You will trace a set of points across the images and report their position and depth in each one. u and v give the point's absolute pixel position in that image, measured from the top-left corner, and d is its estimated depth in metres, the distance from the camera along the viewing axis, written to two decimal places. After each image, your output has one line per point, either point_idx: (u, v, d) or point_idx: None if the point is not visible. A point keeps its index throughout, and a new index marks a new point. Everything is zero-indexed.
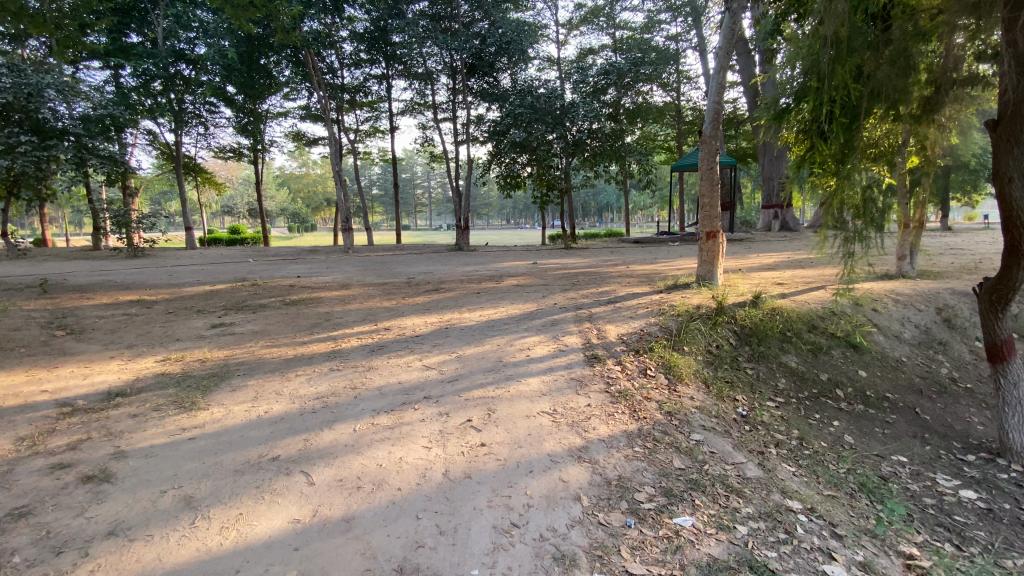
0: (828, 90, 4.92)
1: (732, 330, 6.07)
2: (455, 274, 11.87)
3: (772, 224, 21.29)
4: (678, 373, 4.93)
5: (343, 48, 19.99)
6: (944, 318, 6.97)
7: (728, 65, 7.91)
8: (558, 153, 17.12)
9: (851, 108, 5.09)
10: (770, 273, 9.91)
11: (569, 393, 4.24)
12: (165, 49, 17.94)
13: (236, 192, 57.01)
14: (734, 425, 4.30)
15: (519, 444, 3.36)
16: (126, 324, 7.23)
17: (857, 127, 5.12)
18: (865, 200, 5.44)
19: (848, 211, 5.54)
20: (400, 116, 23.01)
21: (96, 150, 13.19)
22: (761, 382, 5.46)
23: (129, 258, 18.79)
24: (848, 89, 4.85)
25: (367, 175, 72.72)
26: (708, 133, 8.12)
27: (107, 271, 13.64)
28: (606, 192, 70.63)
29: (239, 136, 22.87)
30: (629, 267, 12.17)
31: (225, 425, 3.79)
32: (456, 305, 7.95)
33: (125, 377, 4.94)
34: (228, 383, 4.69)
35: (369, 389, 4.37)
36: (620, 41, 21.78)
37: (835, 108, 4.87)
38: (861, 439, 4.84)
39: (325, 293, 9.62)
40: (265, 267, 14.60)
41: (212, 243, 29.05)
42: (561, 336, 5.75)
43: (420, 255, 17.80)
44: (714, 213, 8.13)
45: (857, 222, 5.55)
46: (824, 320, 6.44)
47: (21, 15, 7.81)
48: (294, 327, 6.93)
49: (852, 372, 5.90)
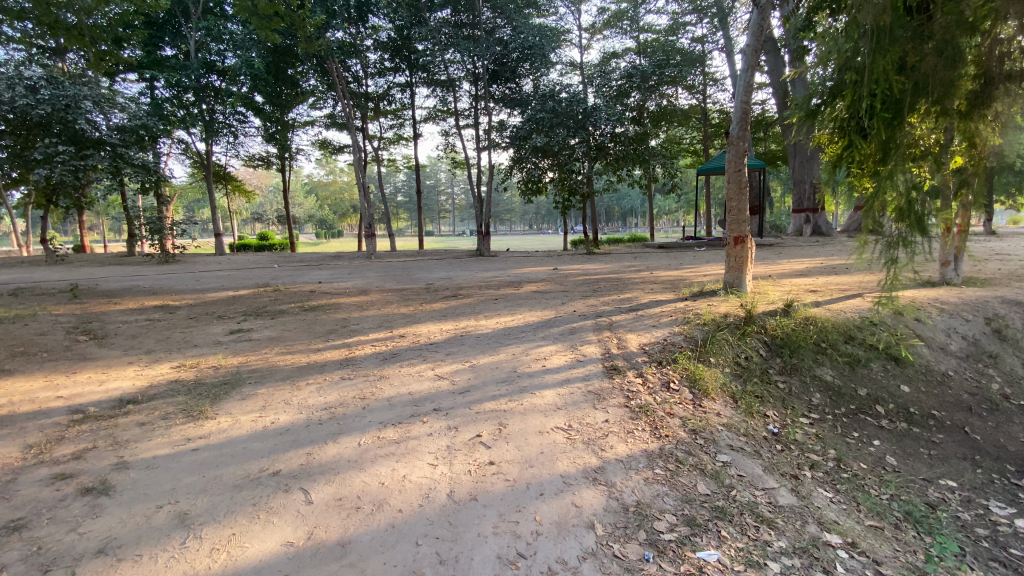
0: (866, 83, 4.62)
1: (762, 341, 5.77)
2: (475, 280, 11.73)
3: (803, 229, 20.52)
4: (704, 387, 4.66)
5: (367, 57, 20.27)
6: (994, 329, 6.45)
7: (757, 63, 7.57)
8: (581, 158, 16.90)
9: (894, 103, 4.77)
10: (803, 280, 9.45)
11: (586, 407, 4.01)
12: (197, 61, 18.44)
13: (265, 200, 58.45)
14: (764, 445, 4.00)
15: (529, 464, 3.16)
16: (148, 329, 7.31)
17: (900, 122, 4.75)
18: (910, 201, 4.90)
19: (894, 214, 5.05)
20: (423, 123, 23.17)
21: (131, 160, 13.70)
22: (794, 397, 5.13)
23: (161, 263, 19.33)
24: (889, 81, 4.52)
25: (392, 182, 73.82)
26: (736, 134, 7.77)
27: (137, 277, 14.01)
28: (631, 197, 70.07)
29: (267, 144, 23.40)
30: (652, 273, 11.85)
31: (229, 435, 3.70)
32: (474, 311, 7.79)
33: (138, 384, 4.94)
34: (238, 391, 4.62)
35: (378, 399, 4.23)
36: (645, 44, 21.48)
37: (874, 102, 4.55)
38: (905, 462, 4.46)
39: (344, 299, 9.60)
40: (288, 273, 14.78)
41: (241, 249, 29.72)
42: (579, 346, 5.53)
43: (441, 261, 17.81)
44: (742, 217, 7.78)
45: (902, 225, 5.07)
46: (861, 330, 6.06)
47: (57, 27, 7.89)
48: (310, 333, 6.89)
49: (894, 387, 5.49)
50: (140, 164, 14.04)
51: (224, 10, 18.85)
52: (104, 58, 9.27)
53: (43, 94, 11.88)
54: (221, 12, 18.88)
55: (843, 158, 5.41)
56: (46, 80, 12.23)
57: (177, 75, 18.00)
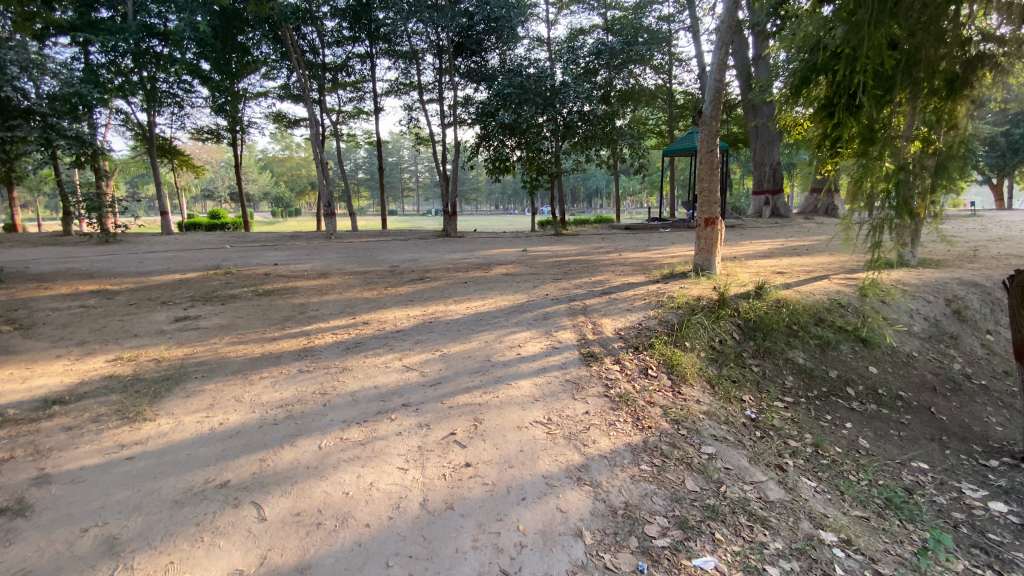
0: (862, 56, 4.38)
1: (735, 324, 5.70)
2: (442, 262, 11.36)
3: (761, 212, 20.79)
4: (682, 373, 4.52)
5: (324, 26, 19.15)
6: (954, 310, 6.63)
7: (729, 41, 7.42)
8: (548, 137, 16.58)
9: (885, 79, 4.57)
10: (769, 261, 9.53)
11: (564, 398, 3.80)
12: (134, 24, 16.86)
13: (216, 176, 55.39)
14: (745, 432, 3.92)
15: (509, 464, 2.92)
16: (82, 317, 6.64)
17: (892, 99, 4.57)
18: (897, 180, 4.60)
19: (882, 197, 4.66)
20: (385, 97, 22.24)
21: (63, 131, 12.59)
22: (768, 380, 5.10)
23: (101, 244, 17.96)
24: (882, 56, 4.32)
25: (353, 159, 71.45)
26: (708, 113, 7.61)
27: (73, 258, 12.93)
28: (596, 177, 70.65)
29: (216, 116, 21.98)
30: (621, 254, 11.76)
31: (171, 440, 3.31)
32: (442, 295, 7.46)
33: (67, 380, 4.42)
34: (182, 387, 4.19)
35: (341, 394, 3.90)
36: (612, 21, 21.12)
37: (868, 78, 4.37)
38: (877, 444, 4.54)
39: (302, 283, 9.07)
40: (242, 255, 13.95)
41: (189, 228, 28.06)
42: (554, 332, 5.32)
43: (406, 241, 17.30)
44: (713, 199, 7.67)
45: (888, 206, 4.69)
46: (831, 313, 6.10)
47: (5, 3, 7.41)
48: (265, 320, 6.42)
49: (862, 368, 5.56)
50: (72, 136, 13.25)
51: None
52: (32, 20, 8.39)
53: None
54: None
55: (830, 139, 5.23)
56: None
57: (114, 40, 16.40)
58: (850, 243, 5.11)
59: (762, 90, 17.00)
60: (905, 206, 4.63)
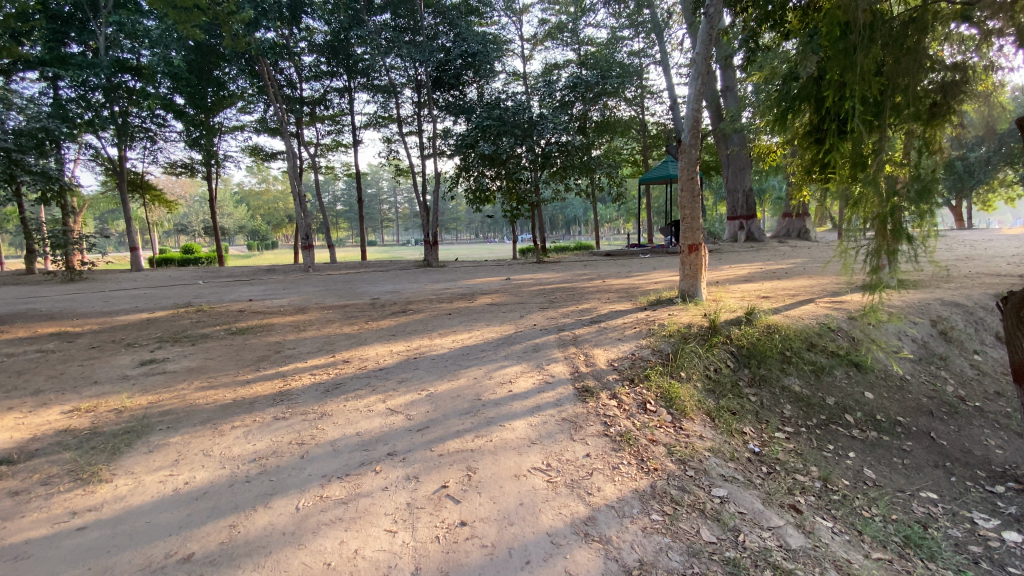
0: (851, 82, 4.31)
1: (729, 351, 5.55)
2: (424, 293, 11.12)
3: (737, 236, 21.17)
4: (682, 407, 4.31)
5: (302, 61, 19.26)
6: (940, 331, 6.65)
7: (706, 71, 7.49)
8: (527, 166, 16.70)
9: (874, 104, 4.48)
10: (752, 285, 9.56)
11: (562, 439, 3.57)
12: (106, 59, 16.57)
13: (190, 210, 54.47)
14: (752, 470, 3.73)
15: (509, 521, 2.67)
16: (38, 363, 6.15)
17: (883, 124, 4.44)
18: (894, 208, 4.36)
19: (875, 224, 4.55)
20: (364, 129, 22.36)
21: (28, 167, 12.23)
22: (766, 410, 4.93)
23: (65, 282, 17.26)
24: (870, 82, 4.28)
25: (331, 191, 71.30)
26: (688, 141, 7.66)
27: (34, 298, 12.28)
28: (574, 206, 71.98)
29: (190, 150, 21.66)
30: (605, 281, 11.70)
31: (129, 505, 2.96)
32: (426, 329, 7.20)
33: (15, 435, 3.99)
34: (145, 442, 3.81)
35: (320, 444, 3.61)
36: (585, 56, 21.74)
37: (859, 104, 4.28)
38: (882, 473, 4.41)
39: (278, 319, 8.69)
40: (215, 291, 13.45)
41: (161, 264, 27.26)
42: (545, 365, 5.10)
43: (387, 272, 17.05)
44: (696, 225, 7.66)
45: (883, 233, 4.55)
46: (822, 337, 6.02)
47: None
48: (239, 361, 6.06)
49: (858, 394, 5.47)
50: (38, 171, 12.82)
51: (140, 5, 16.97)
52: None
53: None
54: (136, 7, 16.91)
55: (819, 163, 5.22)
56: None
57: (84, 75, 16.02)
58: (850, 268, 5.14)
59: (733, 120, 17.47)
60: (900, 232, 4.45)
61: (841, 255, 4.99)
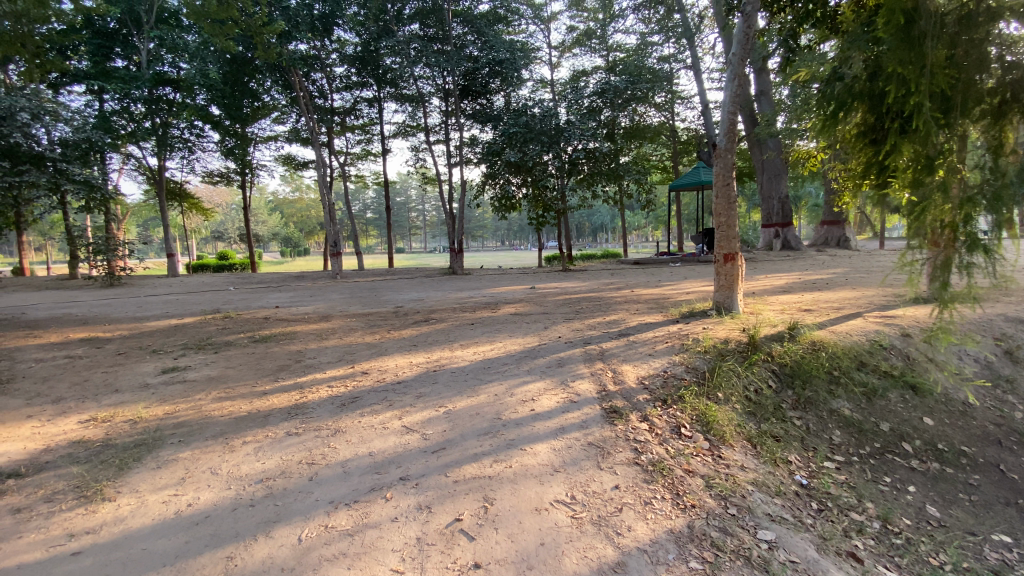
0: (917, 74, 3.92)
1: (770, 370, 5.13)
2: (448, 301, 10.95)
3: (772, 244, 20.37)
4: (720, 433, 3.94)
5: (333, 71, 19.57)
6: (1005, 350, 6.05)
7: (742, 73, 7.09)
8: (554, 174, 16.47)
9: (943, 100, 4.03)
10: (791, 297, 9.02)
11: (589, 467, 3.26)
12: (148, 73, 17.18)
13: (226, 217, 56.30)
14: (801, 506, 3.36)
15: (527, 565, 2.41)
16: (65, 369, 6.18)
17: (954, 123, 3.99)
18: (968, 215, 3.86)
19: (946, 235, 4.08)
20: (392, 138, 22.57)
21: (72, 176, 12.63)
22: (813, 436, 4.50)
23: (105, 286, 17.83)
24: (938, 75, 3.88)
25: (361, 199, 72.80)
26: (724, 145, 7.24)
27: (74, 303, 12.63)
28: (601, 213, 71.50)
29: (226, 160, 22.25)
30: (633, 290, 11.29)
31: (129, 529, 2.80)
32: (448, 339, 6.98)
33: (29, 446, 3.92)
34: (154, 456, 3.69)
35: (331, 465, 3.41)
36: (614, 62, 21.43)
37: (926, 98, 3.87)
38: (947, 512, 3.96)
39: (300, 327, 8.63)
40: (244, 297, 13.61)
41: (197, 270, 28.10)
42: (570, 382, 4.79)
43: (412, 280, 17.03)
44: (731, 234, 7.28)
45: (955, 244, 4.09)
46: (873, 356, 5.53)
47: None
48: (259, 370, 5.97)
49: (916, 420, 4.98)
50: (82, 181, 13.22)
51: (180, 20, 17.55)
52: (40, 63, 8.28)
53: None
54: (177, 22, 17.49)
55: (877, 166, 4.81)
56: None
57: (128, 87, 16.62)
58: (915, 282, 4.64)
59: (768, 125, 16.81)
60: (975, 243, 3.93)
61: (903, 268, 4.57)
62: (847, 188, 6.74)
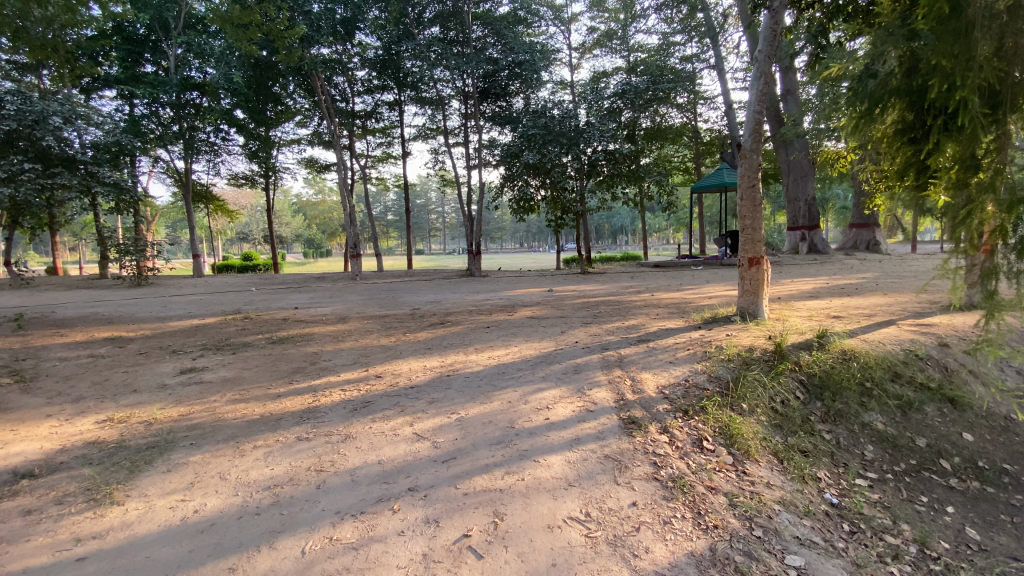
0: (963, 65, 3.68)
1: (798, 380, 4.90)
2: (464, 304, 10.88)
3: (798, 247, 19.79)
4: (744, 447, 3.75)
5: (355, 75, 19.77)
6: None
7: (768, 72, 6.85)
8: (572, 175, 16.28)
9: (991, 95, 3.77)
10: (819, 303, 8.69)
11: (605, 482, 3.12)
12: (176, 77, 17.60)
13: (251, 219, 57.52)
14: (831, 528, 3.16)
15: None
16: (87, 369, 6.28)
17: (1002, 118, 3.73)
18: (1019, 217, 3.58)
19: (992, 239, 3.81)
20: (412, 141, 22.68)
21: (102, 178, 12.93)
22: (844, 452, 4.26)
23: (133, 286, 18.29)
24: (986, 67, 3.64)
25: (382, 202, 73.59)
26: (749, 145, 7.01)
27: (102, 302, 12.95)
28: (621, 215, 70.97)
29: (250, 163, 22.66)
30: (653, 295, 11.06)
31: (134, 535, 2.77)
32: (463, 343, 6.89)
33: (46, 446, 3.94)
34: (165, 459, 3.67)
35: (339, 473, 3.33)
36: (635, 63, 21.16)
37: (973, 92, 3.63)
38: (990, 535, 3.69)
39: (318, 329, 8.65)
40: (265, 298, 13.77)
41: (222, 270, 28.72)
42: (587, 390, 4.64)
43: (430, 282, 17.05)
44: (756, 237, 7.04)
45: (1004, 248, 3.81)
46: (908, 367, 5.23)
47: (18, 34, 7.58)
48: (274, 372, 5.96)
49: (955, 436, 4.69)
50: (111, 184, 13.39)
51: (207, 26, 17.92)
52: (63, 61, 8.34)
53: (9, 108, 10.67)
54: (204, 28, 17.88)
55: (915, 167, 4.54)
56: (12, 94, 11.26)
57: (156, 92, 17.04)
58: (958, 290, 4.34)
59: (794, 125, 16.35)
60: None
61: (944, 275, 4.28)
62: (880, 190, 6.44)
